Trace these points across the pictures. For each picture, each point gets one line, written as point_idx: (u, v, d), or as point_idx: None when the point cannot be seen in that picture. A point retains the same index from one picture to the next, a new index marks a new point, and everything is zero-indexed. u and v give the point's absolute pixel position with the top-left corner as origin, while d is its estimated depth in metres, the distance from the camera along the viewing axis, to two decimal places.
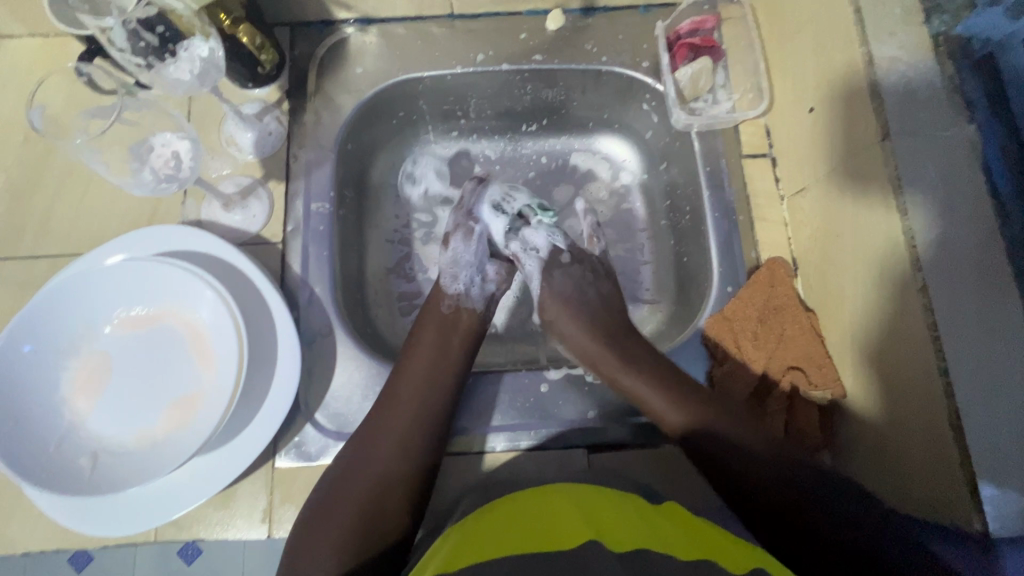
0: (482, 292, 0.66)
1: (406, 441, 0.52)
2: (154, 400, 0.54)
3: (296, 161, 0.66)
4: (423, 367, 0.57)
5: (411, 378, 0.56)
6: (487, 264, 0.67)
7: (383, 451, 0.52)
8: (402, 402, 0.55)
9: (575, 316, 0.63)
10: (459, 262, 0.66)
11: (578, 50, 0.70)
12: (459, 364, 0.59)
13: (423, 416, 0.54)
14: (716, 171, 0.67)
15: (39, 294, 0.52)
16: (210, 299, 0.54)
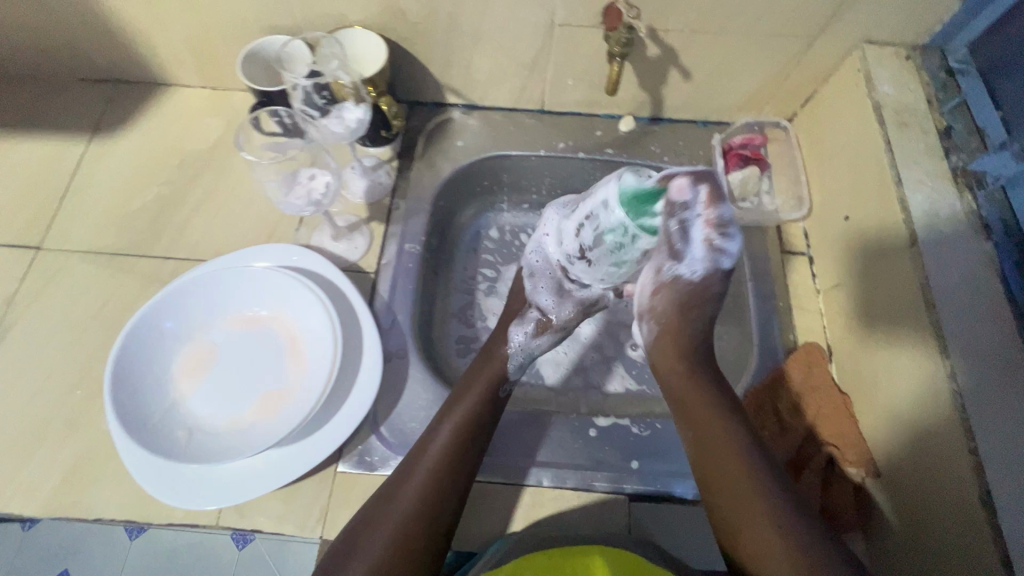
0: (536, 336, 0.72)
1: (439, 482, 0.56)
2: (249, 390, 0.61)
3: (397, 208, 0.77)
4: (467, 421, 0.60)
5: (448, 426, 0.60)
6: (563, 303, 0.73)
7: (420, 494, 0.55)
8: (436, 449, 0.58)
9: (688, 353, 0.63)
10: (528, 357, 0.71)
11: (644, 150, 0.83)
12: (487, 419, 0.62)
13: (457, 464, 0.57)
14: (760, 261, 0.76)
15: (177, 283, 0.61)
16: (314, 308, 0.63)
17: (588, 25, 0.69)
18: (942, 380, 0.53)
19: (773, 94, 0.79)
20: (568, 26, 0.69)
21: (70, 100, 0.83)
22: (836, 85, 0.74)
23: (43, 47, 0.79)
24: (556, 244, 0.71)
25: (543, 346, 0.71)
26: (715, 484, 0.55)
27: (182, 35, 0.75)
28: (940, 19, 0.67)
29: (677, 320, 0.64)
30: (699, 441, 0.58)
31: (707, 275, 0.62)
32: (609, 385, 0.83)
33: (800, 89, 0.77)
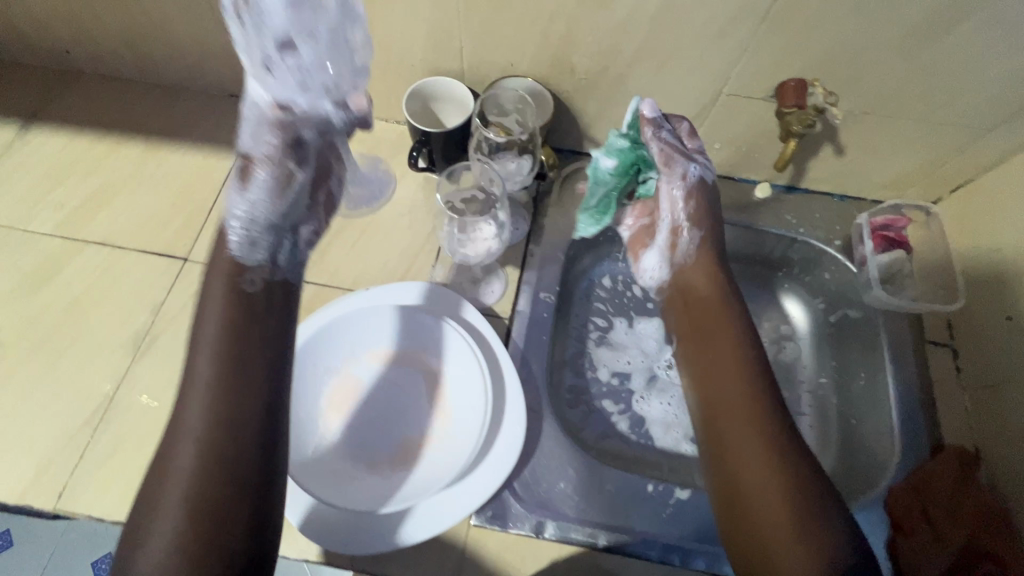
0: (267, 210, 0.53)
1: (223, 418, 0.42)
2: (393, 432, 0.63)
3: (533, 254, 0.77)
4: (228, 328, 0.45)
5: (210, 342, 0.44)
6: (275, 162, 0.53)
7: (172, 424, 0.43)
8: (205, 363, 0.44)
9: (713, 296, 0.62)
10: (259, 225, 0.52)
11: (778, 219, 0.82)
12: (223, 354, 0.44)
13: (226, 419, 0.42)
14: (901, 349, 0.73)
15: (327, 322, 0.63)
16: (465, 356, 0.64)
17: (757, 97, 0.68)
18: None
19: (924, 177, 0.78)
20: (736, 96, 0.69)
21: (220, 113, 0.85)
22: (1000, 177, 0.71)
23: (206, 63, 0.81)
24: (283, 80, 0.54)
25: (265, 214, 0.52)
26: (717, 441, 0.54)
27: None
28: None
29: (711, 260, 0.64)
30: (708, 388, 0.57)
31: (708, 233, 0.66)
32: (681, 447, 0.82)
33: (958, 175, 0.75)
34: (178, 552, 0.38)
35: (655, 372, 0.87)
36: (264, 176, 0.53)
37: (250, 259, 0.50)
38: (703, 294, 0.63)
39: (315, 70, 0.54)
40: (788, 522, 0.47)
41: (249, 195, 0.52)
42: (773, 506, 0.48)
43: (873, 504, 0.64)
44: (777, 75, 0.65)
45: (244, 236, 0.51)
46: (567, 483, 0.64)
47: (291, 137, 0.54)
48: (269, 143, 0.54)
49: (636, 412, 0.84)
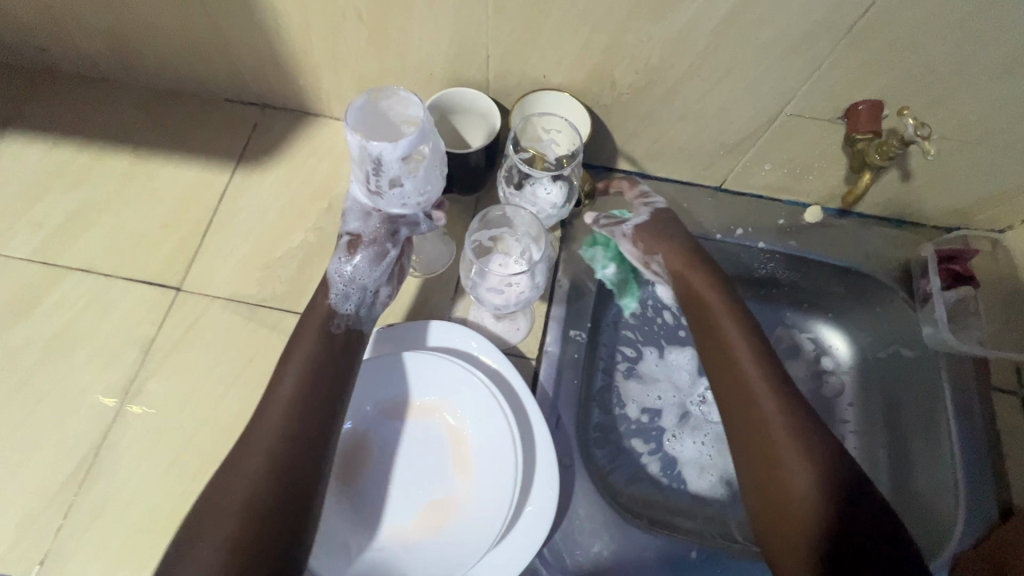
0: (370, 280, 0.60)
1: (298, 425, 0.52)
2: (410, 494, 0.56)
3: (561, 286, 0.70)
4: (315, 359, 0.55)
5: (296, 368, 0.55)
6: (379, 242, 0.59)
7: (247, 438, 0.51)
8: (286, 393, 0.53)
9: (716, 289, 0.66)
10: (358, 287, 0.59)
11: (830, 246, 0.74)
12: (300, 382, 0.54)
13: (299, 435, 0.51)
14: (966, 398, 0.67)
15: None
16: (489, 410, 0.57)
17: (822, 119, 0.61)
18: None
19: (996, 205, 0.70)
20: (798, 116, 0.61)
21: (216, 121, 0.77)
22: None
23: (199, 65, 0.73)
24: (385, 197, 0.56)
25: (362, 275, 0.59)
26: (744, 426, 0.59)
27: (355, 72, 0.68)
28: None
29: (702, 260, 0.68)
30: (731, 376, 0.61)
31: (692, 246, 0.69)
32: (715, 492, 0.76)
33: None
34: (227, 556, 0.44)
35: (687, 409, 0.81)
36: (365, 254, 0.59)
37: (340, 308, 0.58)
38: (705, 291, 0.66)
39: (414, 196, 0.56)
40: (812, 498, 0.53)
41: (354, 267, 0.59)
42: (799, 499, 0.53)
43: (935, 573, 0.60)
44: (849, 95, 0.57)
45: (342, 291, 0.59)
46: (602, 547, 0.59)
47: (387, 225, 0.60)
48: (367, 222, 0.60)
49: (668, 452, 0.78)
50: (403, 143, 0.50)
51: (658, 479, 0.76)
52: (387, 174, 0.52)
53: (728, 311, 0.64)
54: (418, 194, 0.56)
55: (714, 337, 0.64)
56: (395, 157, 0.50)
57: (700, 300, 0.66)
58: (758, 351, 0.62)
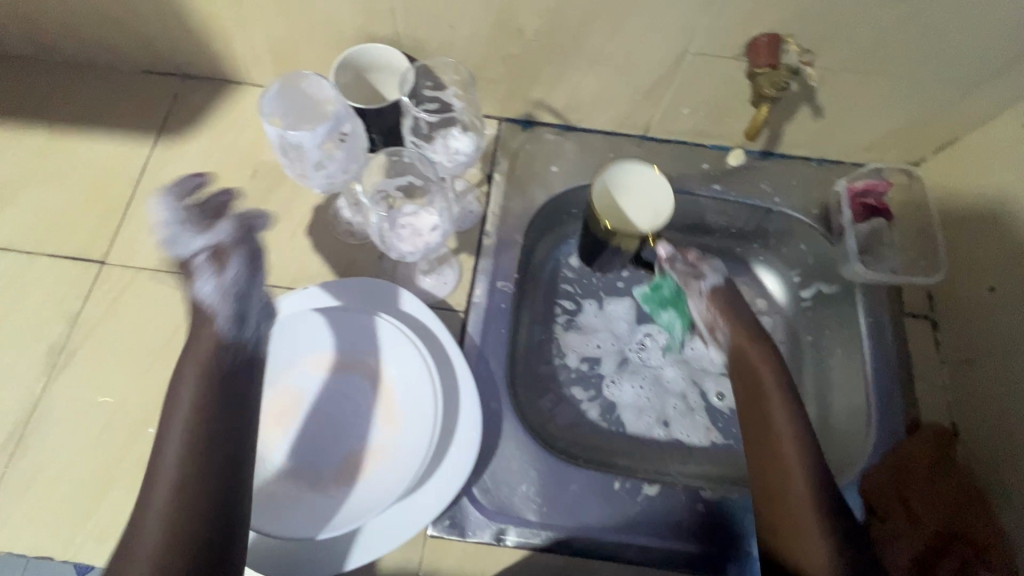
0: (244, 276, 0.53)
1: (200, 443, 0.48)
2: (340, 444, 0.58)
3: (489, 239, 0.71)
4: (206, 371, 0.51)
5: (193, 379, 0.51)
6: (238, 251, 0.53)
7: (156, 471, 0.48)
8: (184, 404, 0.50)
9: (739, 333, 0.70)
10: (248, 300, 0.53)
11: (752, 187, 0.76)
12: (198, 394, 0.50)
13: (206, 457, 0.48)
14: (880, 324, 0.70)
15: None
16: (413, 358, 0.59)
17: (728, 56, 0.61)
18: None
19: (907, 137, 0.72)
20: (705, 55, 0.62)
21: (133, 94, 0.76)
22: (989, 135, 0.66)
23: (108, 34, 0.71)
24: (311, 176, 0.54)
25: (239, 281, 0.52)
26: (766, 493, 0.60)
27: (266, 32, 0.67)
28: None
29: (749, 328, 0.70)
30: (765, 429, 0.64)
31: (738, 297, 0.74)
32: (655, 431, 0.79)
33: (942, 134, 0.70)
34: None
35: (626, 355, 0.83)
36: (228, 271, 0.52)
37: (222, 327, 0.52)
38: (743, 346, 0.69)
39: (342, 176, 0.55)
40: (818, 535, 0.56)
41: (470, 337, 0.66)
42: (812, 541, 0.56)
43: (848, 486, 0.63)
44: (748, 30, 0.58)
45: (227, 313, 0.52)
46: (530, 485, 0.61)
47: (243, 229, 0.54)
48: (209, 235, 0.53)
49: (607, 396, 0.81)
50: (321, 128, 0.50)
51: (598, 421, 0.79)
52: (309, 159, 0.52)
53: (760, 357, 0.68)
54: (344, 175, 0.55)
55: (758, 398, 0.66)
56: (315, 142, 0.51)
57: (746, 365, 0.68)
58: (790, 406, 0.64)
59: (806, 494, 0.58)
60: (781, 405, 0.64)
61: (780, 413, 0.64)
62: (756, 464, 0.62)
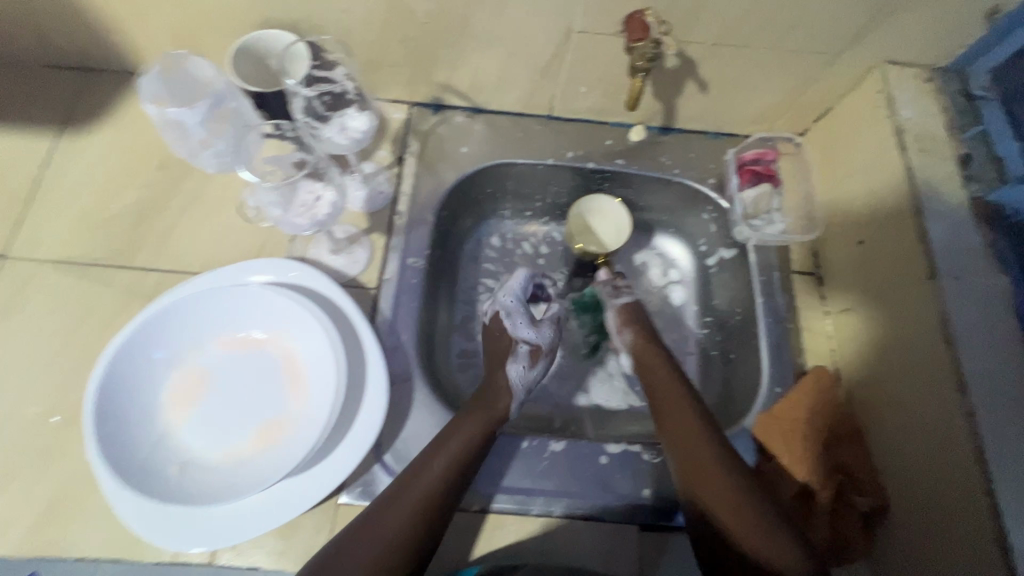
0: None
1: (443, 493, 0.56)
2: (247, 420, 0.58)
3: (400, 219, 0.73)
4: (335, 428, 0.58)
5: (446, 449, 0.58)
6: None
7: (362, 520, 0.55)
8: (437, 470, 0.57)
9: (643, 343, 0.74)
10: None
11: (654, 161, 0.81)
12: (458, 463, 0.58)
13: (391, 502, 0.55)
14: (771, 282, 0.74)
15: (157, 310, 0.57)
16: (315, 329, 0.59)
17: (609, 33, 0.65)
18: (959, 418, 0.54)
19: (788, 109, 0.77)
20: (587, 32, 0.65)
21: (35, 90, 0.75)
22: (854, 102, 0.71)
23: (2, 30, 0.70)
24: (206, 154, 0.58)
25: None
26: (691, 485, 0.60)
27: (163, 23, 0.68)
28: (966, 41, 0.65)
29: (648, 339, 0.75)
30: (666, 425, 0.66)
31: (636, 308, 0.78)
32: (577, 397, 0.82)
33: (817, 105, 0.76)
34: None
35: None
36: None
37: None
38: (641, 351, 0.74)
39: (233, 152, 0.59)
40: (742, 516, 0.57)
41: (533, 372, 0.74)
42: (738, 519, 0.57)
43: (741, 432, 0.68)
44: (621, 7, 0.62)
45: None
46: None
47: None
48: None
49: None
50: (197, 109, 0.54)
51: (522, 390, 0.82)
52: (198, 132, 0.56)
53: (657, 360, 0.72)
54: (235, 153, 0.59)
55: (659, 397, 0.69)
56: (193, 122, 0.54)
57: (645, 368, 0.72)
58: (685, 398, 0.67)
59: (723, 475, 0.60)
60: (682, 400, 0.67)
61: (683, 408, 0.66)
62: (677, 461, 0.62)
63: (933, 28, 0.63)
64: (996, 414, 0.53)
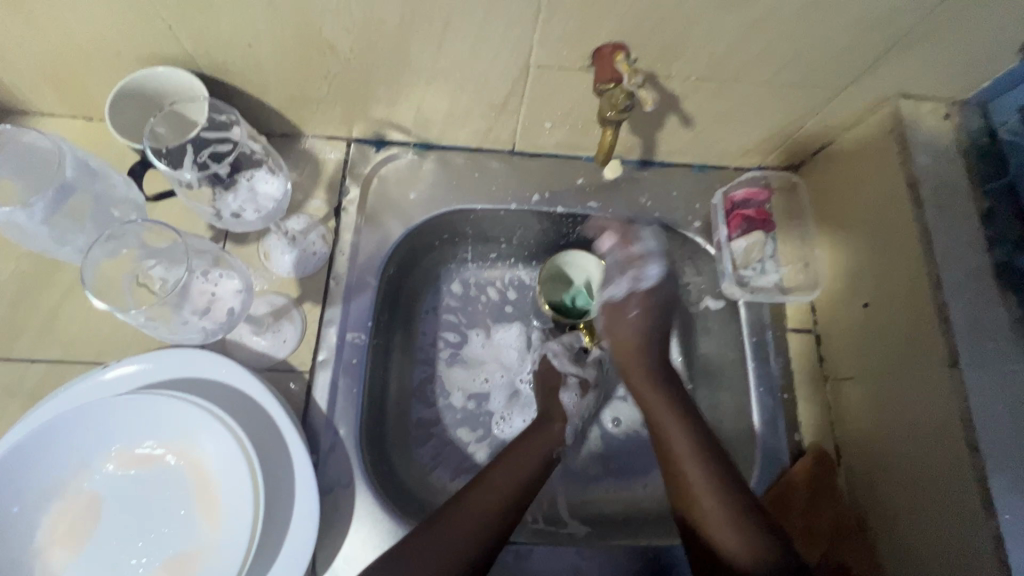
0: None
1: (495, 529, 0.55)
2: (144, 556, 0.48)
3: (338, 284, 0.63)
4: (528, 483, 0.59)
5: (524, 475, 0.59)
6: None
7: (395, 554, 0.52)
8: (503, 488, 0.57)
9: (637, 329, 0.67)
10: None
11: (632, 203, 0.71)
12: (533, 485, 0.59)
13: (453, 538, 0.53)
14: (763, 344, 0.66)
15: (22, 436, 0.46)
16: (228, 445, 0.49)
17: (575, 68, 0.54)
18: (985, 539, 0.47)
19: (783, 142, 0.67)
20: (549, 67, 0.54)
21: None
22: (859, 139, 0.62)
23: None
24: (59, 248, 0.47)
25: None
26: (675, 486, 0.58)
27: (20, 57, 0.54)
28: (992, 75, 0.55)
29: (647, 331, 0.67)
30: (653, 429, 0.62)
31: (655, 286, 0.69)
32: (571, 466, 0.71)
33: (818, 137, 0.66)
34: None
35: (517, 387, 0.75)
36: None
37: None
38: (629, 337, 0.68)
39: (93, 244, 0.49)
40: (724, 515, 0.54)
41: (582, 403, 0.69)
42: (714, 516, 0.54)
43: None
44: (588, 41, 0.51)
45: None
46: None
47: None
48: None
49: (496, 435, 0.72)
50: (37, 207, 0.44)
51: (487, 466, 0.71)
52: (41, 235, 0.46)
53: (643, 347, 0.67)
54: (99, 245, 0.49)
55: (638, 397, 0.65)
56: (36, 221, 0.44)
57: (625, 359, 0.67)
58: (660, 385, 0.64)
59: (705, 470, 0.56)
60: (660, 398, 0.63)
61: (670, 414, 0.62)
62: (662, 456, 0.60)
63: (959, 59, 0.53)
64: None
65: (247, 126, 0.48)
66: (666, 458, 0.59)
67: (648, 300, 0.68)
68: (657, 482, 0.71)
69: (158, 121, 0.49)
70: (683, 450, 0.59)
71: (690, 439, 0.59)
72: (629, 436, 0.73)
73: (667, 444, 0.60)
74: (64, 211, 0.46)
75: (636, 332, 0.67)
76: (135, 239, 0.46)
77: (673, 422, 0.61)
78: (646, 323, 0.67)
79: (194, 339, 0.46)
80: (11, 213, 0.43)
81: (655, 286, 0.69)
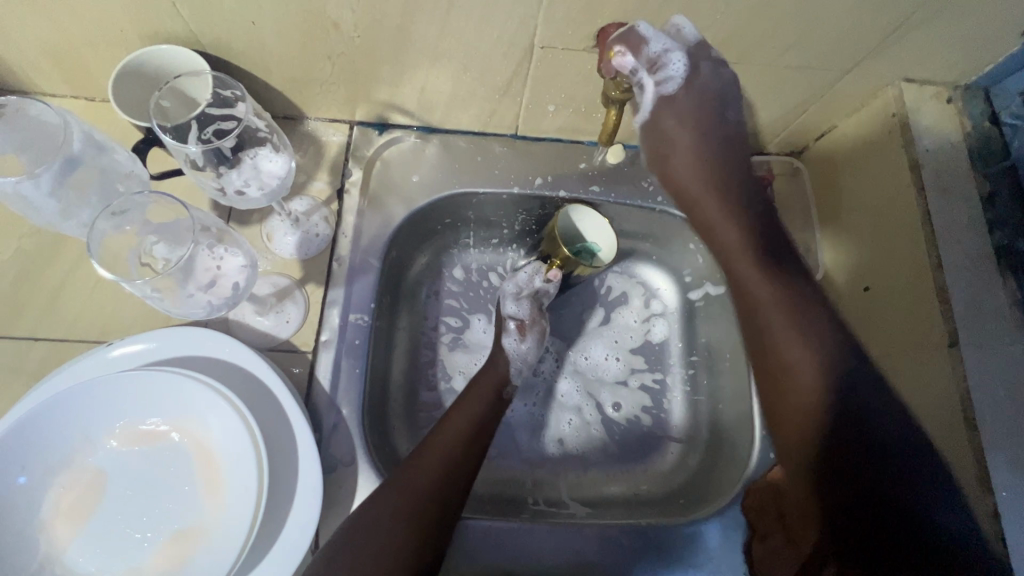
0: None
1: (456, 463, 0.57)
2: (150, 530, 0.49)
3: (341, 266, 0.63)
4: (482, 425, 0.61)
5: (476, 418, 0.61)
6: None
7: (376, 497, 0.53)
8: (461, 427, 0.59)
9: (701, 177, 0.60)
10: None
11: (633, 187, 0.71)
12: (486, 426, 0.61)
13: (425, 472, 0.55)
14: None
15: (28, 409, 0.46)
16: (232, 420, 0.49)
17: (579, 49, 0.54)
18: (983, 518, 0.47)
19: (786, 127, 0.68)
20: (554, 48, 0.54)
21: None
22: (861, 123, 0.62)
23: None
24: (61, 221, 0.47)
25: None
26: (766, 372, 0.56)
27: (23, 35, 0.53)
28: (995, 58, 0.55)
29: (720, 152, 0.60)
30: (738, 296, 0.59)
31: (697, 101, 0.57)
32: (572, 450, 0.72)
33: (821, 122, 0.66)
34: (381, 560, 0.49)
35: None
36: None
37: None
38: (683, 168, 0.60)
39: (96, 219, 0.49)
40: (813, 415, 0.51)
41: (526, 348, 0.69)
42: (804, 411, 0.52)
43: (731, 505, 0.61)
44: (593, 21, 0.51)
45: None
46: None
47: None
48: None
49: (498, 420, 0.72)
50: (44, 178, 0.44)
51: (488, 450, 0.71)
52: (45, 208, 0.46)
53: (723, 211, 0.59)
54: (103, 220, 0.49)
55: (732, 278, 0.59)
56: (43, 193, 0.45)
57: (701, 219, 0.61)
58: (755, 235, 0.59)
59: (790, 347, 0.54)
60: (749, 271, 0.58)
61: (765, 287, 0.57)
62: (750, 343, 0.58)
63: (962, 42, 0.53)
64: (1017, 506, 0.47)
65: (251, 103, 0.48)
66: (783, 360, 0.54)
67: (697, 136, 0.58)
68: (656, 465, 0.71)
69: (164, 95, 0.49)
70: (767, 307, 0.56)
71: (819, 354, 0.53)
72: (629, 419, 0.74)
73: (761, 330, 0.57)
74: (68, 184, 0.46)
75: (737, 229, 0.59)
76: (141, 213, 0.47)
77: (765, 292, 0.56)
78: (706, 128, 0.58)
79: (199, 314, 0.46)
80: (18, 184, 0.43)
81: (705, 117, 0.58)
